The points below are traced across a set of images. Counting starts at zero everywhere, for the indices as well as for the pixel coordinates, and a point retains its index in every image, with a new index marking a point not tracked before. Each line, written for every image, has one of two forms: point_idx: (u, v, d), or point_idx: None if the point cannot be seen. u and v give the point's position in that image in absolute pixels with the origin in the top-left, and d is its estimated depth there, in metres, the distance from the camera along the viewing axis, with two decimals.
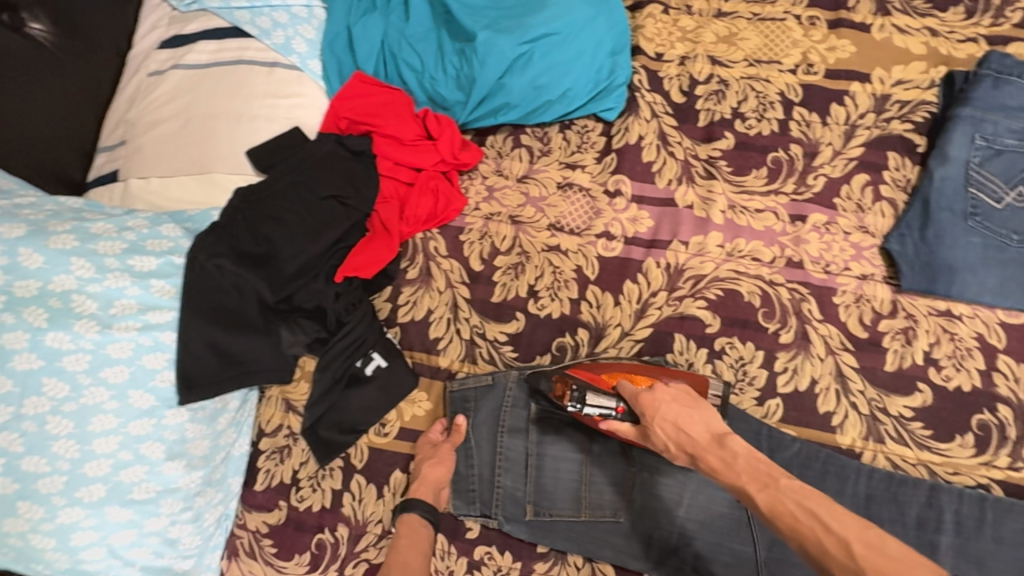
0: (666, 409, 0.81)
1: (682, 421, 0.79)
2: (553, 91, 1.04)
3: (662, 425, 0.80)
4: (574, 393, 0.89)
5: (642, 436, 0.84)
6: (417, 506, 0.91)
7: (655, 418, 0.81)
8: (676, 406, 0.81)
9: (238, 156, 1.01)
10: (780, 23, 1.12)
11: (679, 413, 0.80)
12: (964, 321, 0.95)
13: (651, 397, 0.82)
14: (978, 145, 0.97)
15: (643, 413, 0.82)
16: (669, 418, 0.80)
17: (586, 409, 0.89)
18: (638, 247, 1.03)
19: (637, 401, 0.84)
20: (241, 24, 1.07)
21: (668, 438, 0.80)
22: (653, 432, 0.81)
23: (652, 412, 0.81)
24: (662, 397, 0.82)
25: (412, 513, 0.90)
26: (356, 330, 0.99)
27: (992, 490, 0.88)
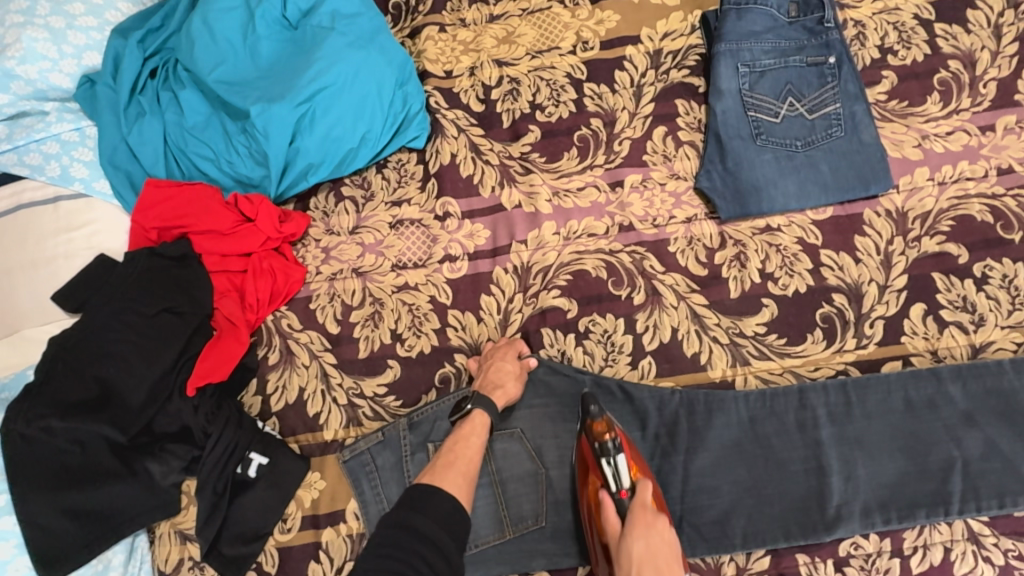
0: (658, 543, 0.77)
1: (661, 566, 0.75)
2: (351, 138, 1.04)
3: (644, 550, 0.76)
4: (611, 439, 0.86)
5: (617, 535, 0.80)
6: (484, 405, 0.90)
7: (642, 536, 0.77)
8: (669, 551, 0.77)
9: (45, 304, 0.95)
10: (548, 12, 1.17)
11: (666, 554, 0.76)
12: (783, 230, 1.02)
13: (655, 521, 0.79)
14: (743, 73, 1.05)
15: (637, 525, 0.78)
16: (653, 549, 0.76)
17: (609, 463, 0.85)
18: (484, 259, 1.05)
19: (640, 513, 0.80)
20: (10, 167, 1.01)
21: (635, 562, 0.75)
22: (633, 541, 0.77)
23: (645, 532, 0.78)
24: (661, 530, 0.78)
25: (477, 410, 0.90)
26: (225, 438, 0.93)
27: (850, 372, 0.95)
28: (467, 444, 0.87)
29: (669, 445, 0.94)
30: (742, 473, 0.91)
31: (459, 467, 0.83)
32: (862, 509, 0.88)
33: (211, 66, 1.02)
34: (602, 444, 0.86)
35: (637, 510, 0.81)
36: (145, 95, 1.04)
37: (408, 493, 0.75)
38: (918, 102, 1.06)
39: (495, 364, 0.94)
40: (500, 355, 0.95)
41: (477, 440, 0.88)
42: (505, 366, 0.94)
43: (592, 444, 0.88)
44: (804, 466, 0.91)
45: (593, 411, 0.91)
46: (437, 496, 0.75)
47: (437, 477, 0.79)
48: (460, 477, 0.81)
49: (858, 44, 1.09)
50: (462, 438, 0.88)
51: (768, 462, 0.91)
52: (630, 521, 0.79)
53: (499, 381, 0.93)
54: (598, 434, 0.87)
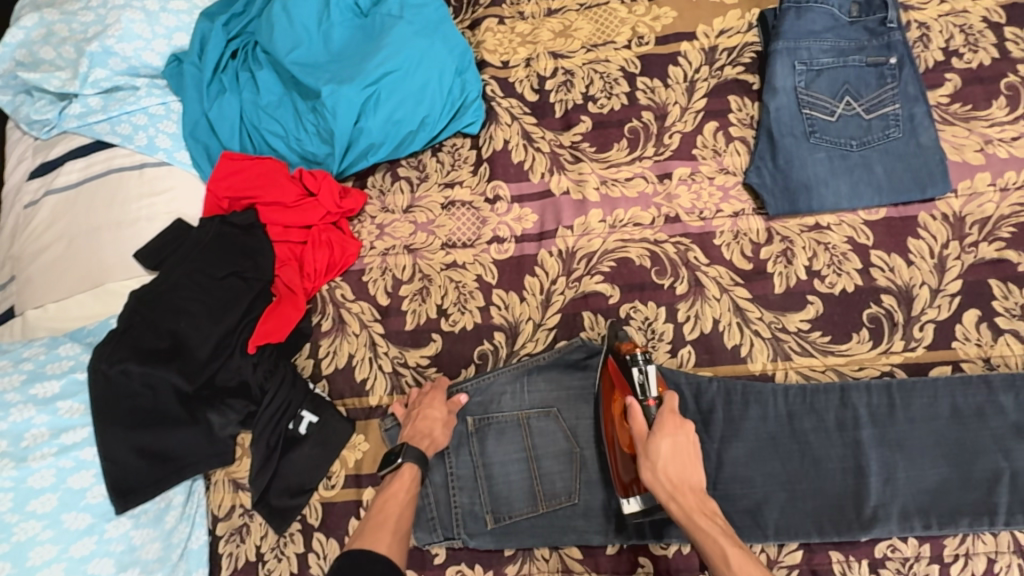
0: (685, 443, 0.81)
1: (684, 461, 0.80)
2: (412, 121, 1.09)
3: (672, 449, 0.80)
4: (643, 354, 0.88)
5: (644, 436, 0.82)
6: (414, 458, 0.90)
7: (670, 437, 0.80)
8: (694, 449, 0.81)
9: (127, 260, 1.03)
10: (605, 7, 1.20)
11: (689, 452, 0.81)
12: (833, 229, 1.01)
13: (683, 425, 0.82)
14: (799, 70, 1.05)
15: (665, 426, 0.81)
16: (678, 449, 0.80)
17: (641, 374, 0.86)
18: (530, 242, 1.08)
19: (669, 417, 0.82)
20: (103, 136, 1.10)
21: (662, 457, 0.79)
22: (661, 440, 0.80)
23: (673, 432, 0.81)
24: (688, 431, 0.82)
25: (407, 463, 0.89)
26: (279, 395, 0.99)
27: (896, 375, 0.94)
28: (397, 500, 0.86)
29: (704, 434, 0.95)
30: (776, 467, 0.92)
31: (389, 527, 0.81)
32: (901, 512, 0.88)
33: (288, 48, 1.09)
34: (632, 357, 0.88)
35: (665, 415, 0.82)
36: (226, 74, 1.12)
37: (338, 564, 0.74)
38: (982, 106, 1.04)
39: (423, 412, 0.96)
40: (427, 403, 0.97)
41: (406, 495, 0.87)
42: (431, 413, 0.96)
43: (623, 359, 0.89)
44: (841, 465, 0.91)
45: (621, 336, 0.94)
46: (370, 562, 0.74)
47: (367, 542, 0.78)
48: (392, 538, 0.80)
49: (922, 46, 1.07)
50: (391, 495, 0.87)
51: (804, 458, 0.92)
52: (658, 425, 0.82)
53: (427, 429, 0.94)
54: (628, 351, 0.90)
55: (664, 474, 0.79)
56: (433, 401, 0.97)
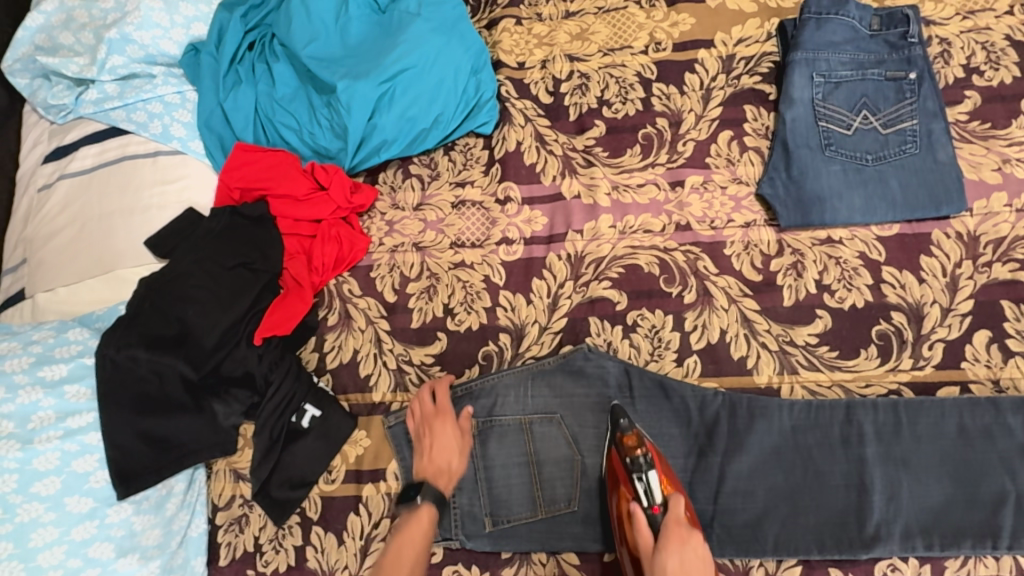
0: (691, 558, 0.82)
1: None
2: (425, 119, 1.09)
3: (680, 566, 0.81)
4: (645, 454, 0.89)
5: (651, 551, 0.83)
6: (433, 501, 0.92)
7: (676, 552, 0.81)
8: (699, 563, 0.82)
9: (138, 247, 1.04)
10: (623, 11, 1.19)
11: (697, 568, 0.82)
12: (845, 243, 1.01)
13: (689, 536, 0.84)
14: (817, 83, 1.05)
15: (671, 541, 0.82)
16: (685, 564, 0.81)
17: (644, 479, 0.87)
18: (539, 245, 1.08)
19: (675, 530, 0.84)
20: (118, 123, 1.11)
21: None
22: (667, 557, 0.81)
23: (678, 548, 0.82)
24: (695, 546, 0.83)
25: (426, 506, 0.92)
26: (283, 387, 1.00)
27: (903, 393, 0.93)
28: (413, 545, 0.88)
29: (707, 445, 0.95)
30: (779, 480, 0.92)
31: None
32: (903, 531, 0.87)
33: (305, 42, 1.09)
34: (636, 459, 0.89)
35: (671, 529, 0.84)
36: (243, 65, 1.12)
37: None
38: (1001, 125, 1.02)
39: (436, 444, 0.96)
40: (439, 428, 0.97)
41: (422, 538, 0.89)
42: (444, 443, 0.96)
43: (625, 459, 0.89)
44: (845, 481, 0.90)
45: (622, 424, 0.93)
46: None
47: None
48: None
49: (942, 61, 1.06)
50: (408, 538, 0.89)
51: (807, 472, 0.91)
52: (664, 539, 0.83)
53: (443, 467, 0.96)
54: (630, 448, 0.90)
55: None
56: (444, 427, 0.97)
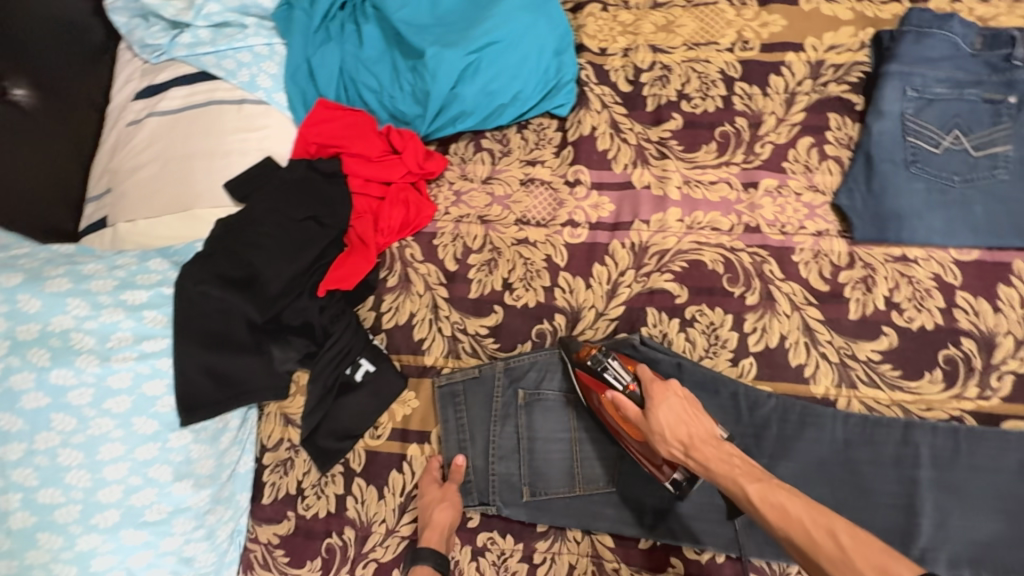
0: (677, 403, 0.88)
1: (687, 420, 0.86)
2: (505, 94, 1.10)
3: (670, 414, 0.86)
4: (600, 350, 0.93)
5: (643, 416, 0.88)
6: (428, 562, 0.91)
7: (662, 404, 0.87)
8: (687, 404, 0.88)
9: (216, 190, 1.07)
10: (713, 7, 1.18)
11: (685, 409, 0.87)
12: (920, 263, 0.98)
13: (668, 388, 0.89)
14: (909, 97, 1.02)
15: (654, 398, 0.88)
16: (676, 412, 0.87)
17: (608, 369, 0.91)
18: (603, 231, 1.08)
19: (653, 388, 0.90)
20: (208, 68, 1.14)
21: (670, 425, 0.85)
22: (657, 414, 0.86)
23: (663, 401, 0.88)
24: (675, 392, 0.89)
25: (424, 565, 0.91)
26: (342, 340, 1.03)
27: (965, 421, 0.91)
28: None
29: (754, 447, 0.95)
30: (824, 492, 0.91)
31: None
32: (949, 558, 0.86)
33: (397, 6, 1.11)
34: (594, 358, 0.93)
35: (649, 390, 0.90)
36: (333, 23, 1.15)
37: None
38: None
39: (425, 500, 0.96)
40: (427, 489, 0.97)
41: None
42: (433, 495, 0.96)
43: (586, 364, 0.94)
44: (894, 501, 0.89)
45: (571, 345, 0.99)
46: None
47: None
48: None
49: None
50: None
51: (855, 486, 0.91)
52: (649, 399, 0.88)
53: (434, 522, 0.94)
54: (586, 355, 0.95)
55: (675, 438, 0.85)
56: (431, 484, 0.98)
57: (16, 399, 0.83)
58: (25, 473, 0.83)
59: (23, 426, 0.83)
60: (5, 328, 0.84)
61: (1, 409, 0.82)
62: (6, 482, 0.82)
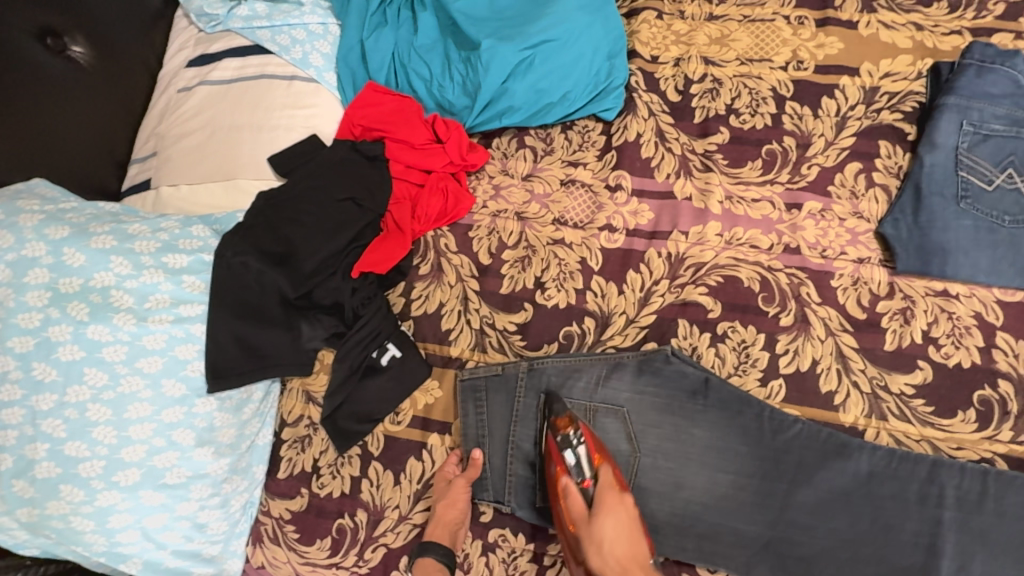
0: (625, 522, 0.85)
1: (626, 545, 0.84)
2: (555, 93, 1.11)
3: (614, 529, 0.84)
4: (575, 428, 0.92)
5: (586, 519, 0.86)
6: (435, 553, 0.90)
7: (610, 517, 0.85)
8: (634, 526, 0.86)
9: (260, 163, 1.08)
10: (770, 24, 1.17)
11: (631, 531, 0.85)
12: (961, 300, 0.97)
13: (622, 502, 0.87)
14: (965, 131, 1.00)
15: (606, 507, 0.86)
16: (620, 528, 0.84)
17: (570, 454, 0.91)
18: (640, 239, 1.07)
19: (607, 496, 0.88)
20: (262, 41, 1.15)
21: (608, 539, 0.83)
22: (601, 521, 0.85)
23: (613, 512, 0.86)
24: (627, 509, 0.87)
25: (429, 557, 0.91)
26: (371, 323, 1.03)
27: (995, 464, 0.90)
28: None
29: (775, 473, 0.93)
30: (843, 523, 0.90)
31: None
32: None
33: None
34: (565, 437, 0.92)
35: (602, 493, 0.88)
36: (391, 8, 1.16)
37: None
38: None
39: (440, 492, 0.96)
40: (443, 483, 0.97)
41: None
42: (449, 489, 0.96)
43: (557, 438, 0.92)
44: (915, 540, 0.88)
45: (556, 408, 0.95)
46: None
47: None
48: None
49: None
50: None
51: (875, 521, 0.89)
52: (600, 503, 0.87)
53: (446, 515, 0.94)
54: (562, 428, 0.93)
55: (612, 556, 0.82)
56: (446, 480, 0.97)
57: (53, 350, 0.84)
58: (54, 424, 0.84)
59: (57, 377, 0.84)
60: (48, 279, 0.86)
61: (38, 359, 0.84)
62: (36, 431, 0.84)
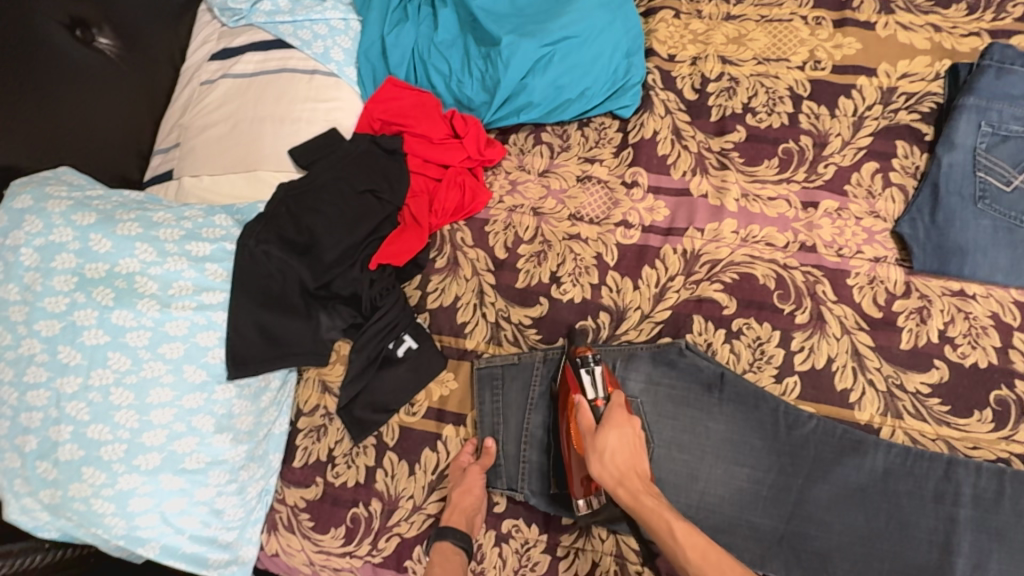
0: (629, 437, 0.90)
1: (627, 454, 0.89)
2: (573, 90, 1.12)
3: (618, 441, 0.89)
4: (593, 353, 0.97)
5: (593, 430, 0.91)
6: (452, 539, 0.91)
7: (616, 430, 0.90)
8: (637, 442, 0.90)
9: (281, 155, 1.09)
10: (787, 24, 1.18)
11: (634, 446, 0.90)
12: (978, 300, 0.97)
13: (629, 419, 0.92)
14: (984, 131, 1.01)
15: (613, 422, 0.91)
16: (623, 442, 0.89)
17: (585, 374, 0.95)
18: (655, 235, 1.08)
19: (615, 413, 0.92)
20: (284, 36, 1.16)
21: (611, 448, 0.88)
22: (607, 434, 0.89)
23: (618, 427, 0.90)
24: (633, 426, 0.91)
25: (446, 541, 0.92)
26: (389, 314, 1.04)
27: (1012, 464, 0.89)
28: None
29: (790, 469, 0.94)
30: (858, 521, 0.90)
31: None
32: None
33: None
34: (583, 359, 0.97)
35: (612, 411, 0.92)
36: (412, 5, 1.18)
37: None
38: None
39: (455, 481, 0.97)
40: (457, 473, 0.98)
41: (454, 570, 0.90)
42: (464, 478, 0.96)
43: (575, 360, 0.97)
44: (930, 539, 0.88)
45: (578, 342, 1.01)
46: None
47: None
48: None
49: None
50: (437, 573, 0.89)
51: (890, 519, 0.89)
52: (607, 419, 0.91)
53: (460, 505, 0.94)
54: (581, 353, 0.98)
55: (613, 463, 0.87)
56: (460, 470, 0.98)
57: (78, 334, 0.86)
58: (78, 407, 0.85)
59: (81, 360, 0.86)
60: (76, 264, 0.88)
61: (64, 343, 0.86)
62: (60, 414, 0.85)
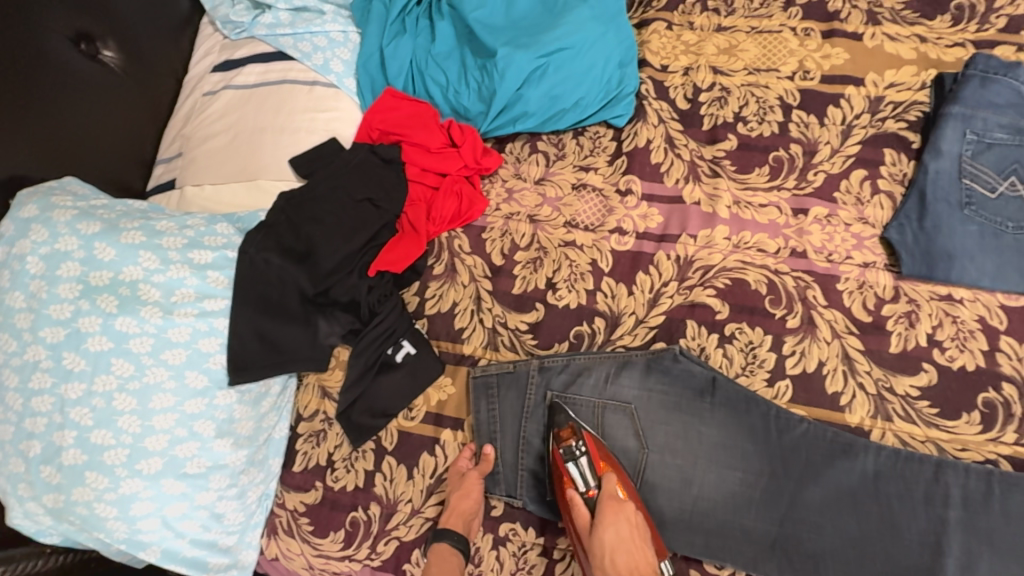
0: (626, 532, 0.88)
1: (627, 549, 0.87)
2: (567, 100, 1.14)
3: (616, 538, 0.87)
4: (577, 440, 0.97)
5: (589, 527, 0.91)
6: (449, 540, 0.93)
7: (609, 525, 0.88)
8: (634, 533, 0.89)
9: (281, 164, 1.12)
10: (777, 35, 1.20)
11: (632, 536, 0.88)
12: (965, 304, 0.99)
13: (623, 510, 0.91)
14: (969, 139, 1.03)
15: (606, 515, 0.89)
16: (620, 536, 0.87)
17: (573, 466, 0.96)
18: (649, 241, 1.10)
19: (608, 504, 0.91)
20: (285, 48, 1.19)
21: (608, 549, 0.86)
22: (601, 530, 0.88)
23: (613, 521, 0.89)
24: (628, 515, 0.90)
25: (443, 543, 0.93)
26: (386, 321, 1.06)
27: (1000, 465, 0.91)
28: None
29: (782, 472, 0.95)
30: (851, 524, 0.91)
31: None
32: None
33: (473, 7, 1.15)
34: (569, 448, 0.97)
35: (603, 503, 0.92)
36: (410, 18, 1.21)
37: None
38: None
39: (452, 484, 0.98)
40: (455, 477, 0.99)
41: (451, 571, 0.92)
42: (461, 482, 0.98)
43: (561, 449, 0.97)
44: (921, 540, 0.89)
45: (559, 420, 1.00)
46: None
47: None
48: None
49: None
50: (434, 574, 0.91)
51: (882, 521, 0.91)
52: (600, 513, 0.90)
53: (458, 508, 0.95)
54: (565, 440, 0.98)
55: (612, 563, 0.85)
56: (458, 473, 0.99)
57: (82, 341, 0.87)
58: (82, 412, 0.87)
59: (85, 366, 0.87)
60: (80, 272, 0.89)
61: (68, 349, 0.87)
62: (64, 419, 0.87)
